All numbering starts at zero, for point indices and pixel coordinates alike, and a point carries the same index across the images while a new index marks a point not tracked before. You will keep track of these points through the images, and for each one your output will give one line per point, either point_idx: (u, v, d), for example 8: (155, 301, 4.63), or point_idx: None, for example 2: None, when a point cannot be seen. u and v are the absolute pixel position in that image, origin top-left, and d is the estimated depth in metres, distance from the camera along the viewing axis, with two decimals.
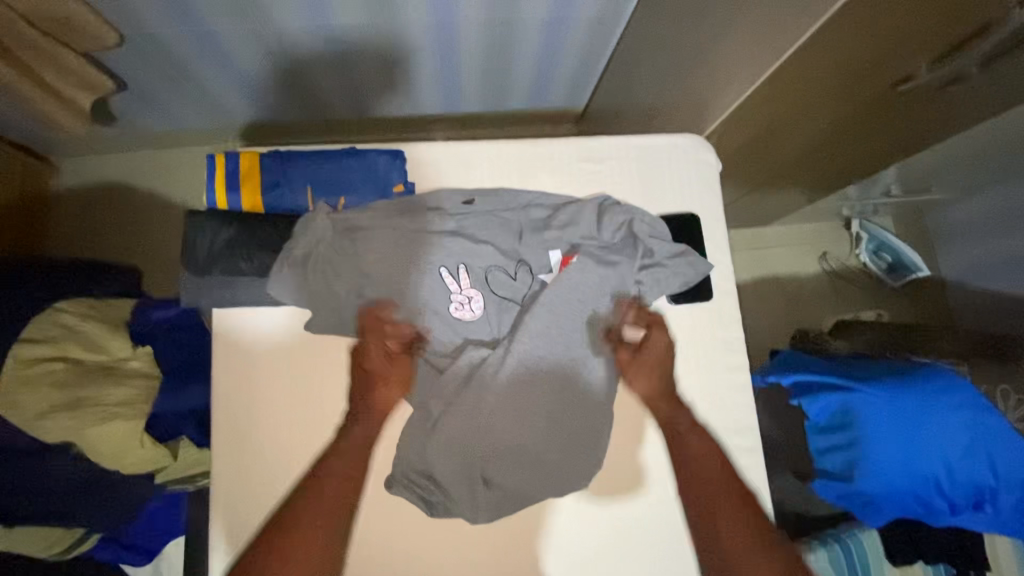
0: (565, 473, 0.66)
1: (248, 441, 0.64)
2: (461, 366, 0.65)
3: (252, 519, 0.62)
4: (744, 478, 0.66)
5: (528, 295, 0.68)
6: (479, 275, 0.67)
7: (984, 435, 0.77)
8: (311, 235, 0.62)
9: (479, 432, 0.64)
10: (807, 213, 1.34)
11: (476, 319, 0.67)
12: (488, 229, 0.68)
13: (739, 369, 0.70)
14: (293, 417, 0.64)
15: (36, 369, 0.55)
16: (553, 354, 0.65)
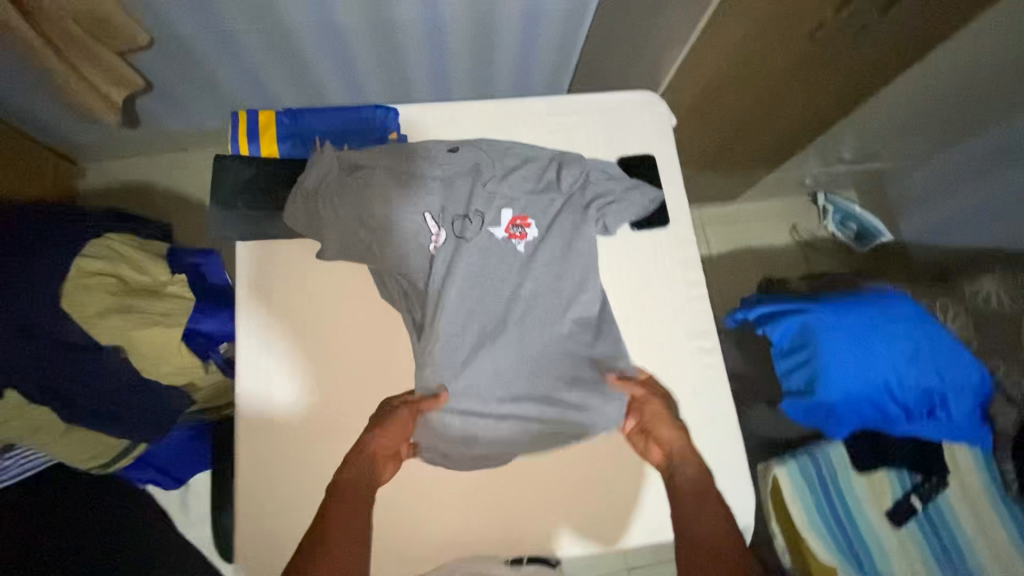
0: (546, 376, 0.74)
1: (268, 352, 0.74)
2: (451, 283, 0.75)
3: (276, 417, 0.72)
4: (696, 376, 0.77)
5: (488, 242, 0.77)
6: (454, 220, 0.77)
7: (926, 343, 0.87)
8: (319, 169, 0.74)
9: (471, 339, 0.74)
10: (772, 184, 1.46)
11: (457, 250, 0.76)
12: (459, 184, 0.78)
13: (697, 283, 0.80)
14: (308, 331, 0.75)
15: (96, 278, 0.64)
16: (524, 302, 0.75)
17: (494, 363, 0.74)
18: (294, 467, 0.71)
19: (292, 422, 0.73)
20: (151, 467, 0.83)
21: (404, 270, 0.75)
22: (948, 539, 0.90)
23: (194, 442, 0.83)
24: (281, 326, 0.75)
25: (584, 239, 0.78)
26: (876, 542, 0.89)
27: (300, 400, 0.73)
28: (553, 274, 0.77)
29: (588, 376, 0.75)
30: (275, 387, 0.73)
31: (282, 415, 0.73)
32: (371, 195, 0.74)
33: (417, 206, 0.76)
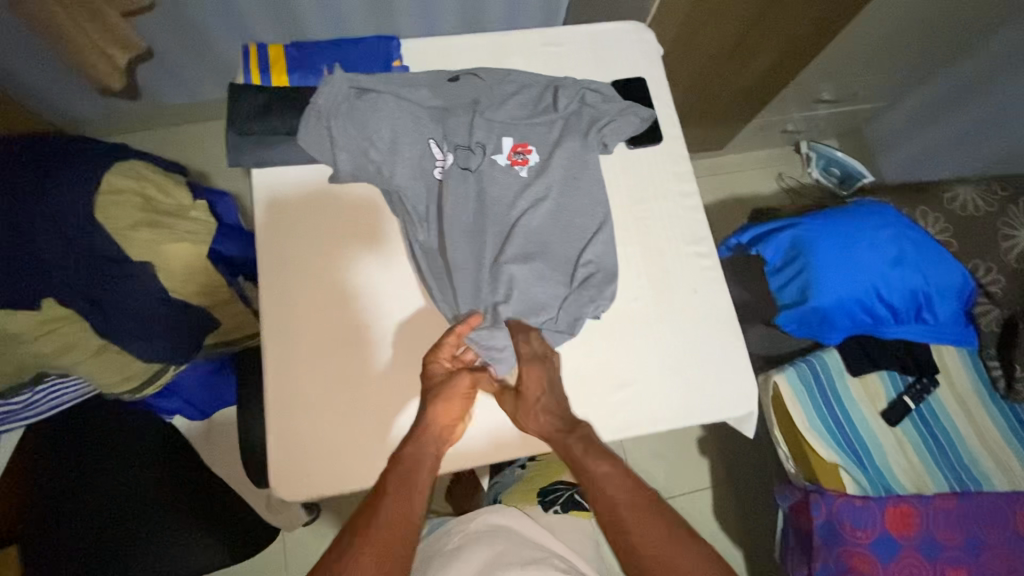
0: (554, 286, 0.77)
1: (287, 278, 0.78)
2: (458, 203, 0.78)
3: (300, 333, 0.77)
4: (696, 276, 0.82)
5: (491, 164, 0.80)
6: (456, 148, 0.80)
7: (910, 246, 0.92)
8: (331, 90, 0.77)
9: (479, 257, 0.77)
10: (756, 132, 1.51)
11: (460, 175, 0.79)
12: (457, 115, 0.81)
13: (690, 194, 0.85)
14: (325, 258, 0.79)
15: (122, 195, 0.67)
16: (532, 219, 0.79)
17: (499, 281, 0.76)
18: (319, 381, 0.75)
19: (314, 340, 0.77)
20: (178, 398, 0.87)
21: (408, 198, 0.78)
22: (940, 432, 0.96)
23: (217, 379, 0.88)
24: (296, 246, 0.79)
25: (586, 157, 0.82)
26: (872, 437, 0.95)
27: (321, 319, 0.77)
28: (557, 195, 0.80)
29: (595, 285, 0.77)
30: (297, 308, 0.78)
31: (303, 335, 0.77)
32: (375, 120, 0.77)
33: (418, 134, 0.79)
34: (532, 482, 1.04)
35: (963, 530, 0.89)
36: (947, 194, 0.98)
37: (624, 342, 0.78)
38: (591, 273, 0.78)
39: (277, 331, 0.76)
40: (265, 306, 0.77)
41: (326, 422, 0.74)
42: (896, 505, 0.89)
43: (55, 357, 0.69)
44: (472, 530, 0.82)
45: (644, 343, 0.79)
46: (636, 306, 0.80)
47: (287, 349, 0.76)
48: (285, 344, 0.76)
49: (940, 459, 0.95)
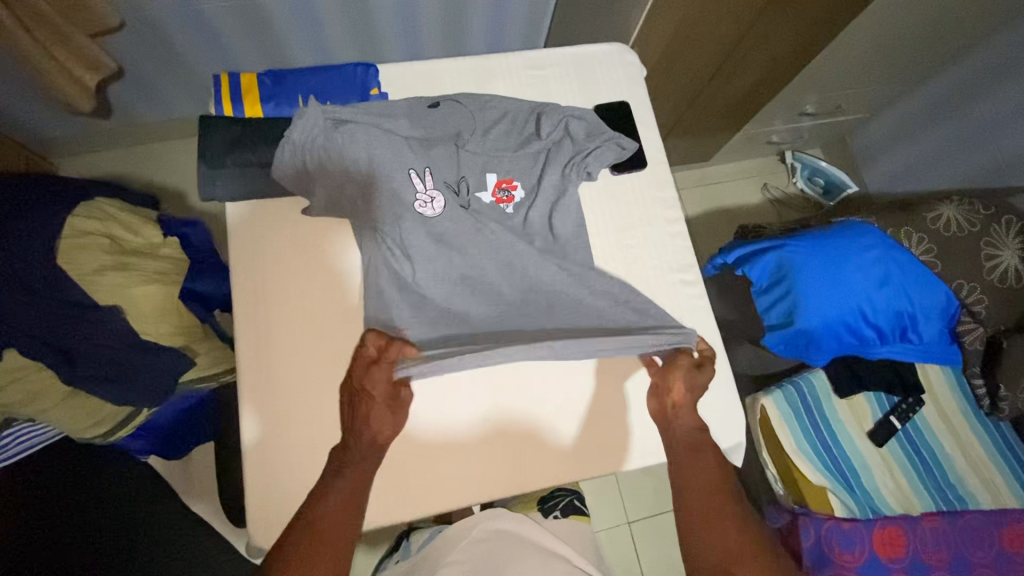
0: (539, 322, 0.75)
1: (264, 316, 0.76)
2: (438, 234, 0.76)
3: (278, 373, 0.74)
4: (683, 305, 0.81)
5: (474, 197, 0.79)
6: (439, 182, 0.78)
7: (896, 267, 0.92)
8: (305, 122, 0.73)
9: (462, 292, 0.76)
10: (742, 143, 1.51)
11: (441, 214, 0.76)
12: (440, 148, 0.80)
13: (676, 220, 0.84)
14: (303, 295, 0.77)
15: (88, 238, 0.64)
16: (519, 254, 0.77)
17: (484, 319, 0.75)
18: (299, 423, 0.73)
19: (292, 380, 0.74)
20: (150, 436, 0.81)
21: (386, 231, 0.75)
22: (928, 452, 0.96)
23: (193, 414, 0.84)
24: (274, 280, 0.77)
25: (571, 188, 0.81)
26: (860, 459, 0.94)
27: (298, 360, 0.75)
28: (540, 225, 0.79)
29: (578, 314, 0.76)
30: (274, 347, 0.75)
31: (281, 374, 0.74)
32: (353, 153, 0.75)
33: (398, 166, 0.76)
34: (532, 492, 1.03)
35: (949, 550, 0.90)
36: (931, 214, 0.97)
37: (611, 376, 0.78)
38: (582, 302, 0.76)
39: (257, 371, 0.74)
40: (242, 345, 0.75)
41: (307, 466, 0.72)
42: (882, 527, 0.89)
43: (21, 406, 0.66)
44: (475, 537, 0.81)
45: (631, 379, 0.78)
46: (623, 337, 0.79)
47: (265, 390, 0.74)
48: (264, 382, 0.74)
49: (928, 479, 0.95)
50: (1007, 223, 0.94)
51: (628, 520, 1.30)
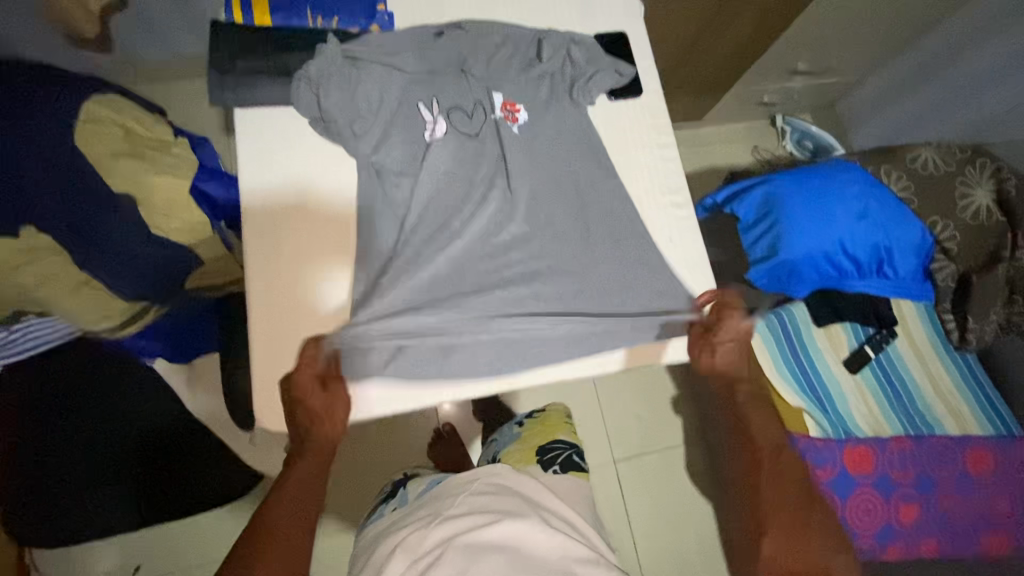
0: (534, 241, 0.79)
1: (268, 219, 0.78)
2: (441, 157, 0.80)
3: (279, 274, 0.77)
4: (674, 223, 0.85)
5: (481, 126, 0.82)
6: (445, 108, 0.81)
7: (875, 203, 0.96)
8: (321, 61, 0.76)
9: (460, 213, 0.79)
10: (735, 103, 1.54)
11: (445, 138, 0.80)
12: (446, 78, 0.83)
13: (669, 146, 0.88)
14: (306, 204, 0.79)
15: (102, 124, 0.66)
16: (517, 181, 0.81)
17: (485, 245, 0.79)
18: (299, 322, 0.75)
19: (294, 282, 0.77)
20: (160, 341, 0.84)
21: (392, 155, 0.79)
22: (899, 381, 1.01)
23: (195, 322, 0.87)
24: (278, 191, 0.79)
25: (569, 112, 0.85)
26: (834, 384, 0.99)
27: (298, 263, 0.77)
28: (534, 151, 0.83)
29: (571, 233, 0.80)
30: (277, 249, 0.77)
31: (281, 273, 0.77)
32: (365, 87, 0.77)
33: (407, 99, 0.80)
34: (530, 439, 0.99)
35: (915, 470, 0.95)
36: (909, 155, 1.02)
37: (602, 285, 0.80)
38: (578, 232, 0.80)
39: (263, 280, 0.76)
40: (249, 249, 0.77)
41: None
42: (853, 446, 0.94)
43: (34, 291, 0.68)
44: (476, 489, 0.77)
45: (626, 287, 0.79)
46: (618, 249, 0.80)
47: (271, 295, 0.76)
48: (271, 290, 0.76)
49: (898, 406, 1.00)
50: (980, 166, 1.00)
51: (615, 461, 1.35)
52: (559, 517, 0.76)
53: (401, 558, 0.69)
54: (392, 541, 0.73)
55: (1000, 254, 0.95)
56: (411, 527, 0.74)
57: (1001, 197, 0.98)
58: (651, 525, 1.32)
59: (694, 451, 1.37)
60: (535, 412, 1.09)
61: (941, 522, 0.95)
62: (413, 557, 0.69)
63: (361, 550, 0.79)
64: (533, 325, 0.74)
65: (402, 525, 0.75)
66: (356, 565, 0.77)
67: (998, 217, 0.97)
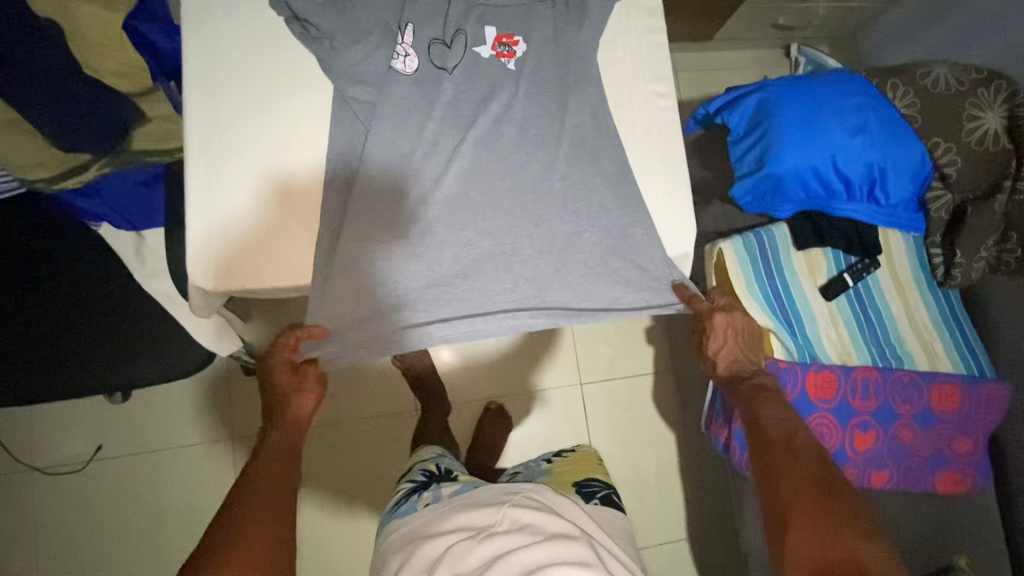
0: (513, 196, 0.73)
1: (217, 95, 0.70)
2: (406, 85, 0.73)
3: (224, 161, 0.69)
4: (653, 120, 0.78)
5: (459, 65, 0.75)
6: (423, 40, 0.75)
7: (875, 118, 0.90)
8: None
9: (432, 154, 0.73)
10: (747, 25, 1.44)
11: (412, 73, 0.74)
12: (430, 4, 0.76)
13: (659, 32, 0.79)
14: (264, 91, 0.71)
15: None
16: (487, 123, 0.74)
17: (461, 199, 0.72)
18: (245, 215, 0.69)
19: (241, 170, 0.69)
20: (102, 203, 0.80)
21: (363, 79, 0.71)
22: (876, 312, 0.98)
23: (146, 192, 0.82)
24: (230, 70, 0.71)
25: (568, 42, 0.77)
26: (808, 311, 0.96)
27: (249, 145, 0.69)
28: (529, 92, 0.76)
29: (543, 159, 0.75)
30: (223, 128, 0.69)
31: (228, 159, 0.69)
32: (354, 15, 0.72)
33: (378, 18, 0.73)
34: (562, 474, 0.92)
35: (878, 399, 0.94)
36: (922, 70, 0.94)
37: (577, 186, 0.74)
38: (561, 141, 0.75)
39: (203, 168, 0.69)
40: (192, 123, 0.69)
41: (250, 255, 0.68)
42: (817, 370, 0.92)
43: None
44: (516, 503, 0.72)
45: (605, 196, 0.74)
46: (587, 163, 0.75)
47: (208, 185, 0.68)
48: (209, 177, 0.68)
49: (872, 337, 0.97)
50: (995, 87, 0.92)
51: (581, 383, 1.34)
52: (613, 556, 0.69)
53: (445, 571, 0.64)
54: (435, 548, 0.68)
55: (1000, 186, 0.90)
56: (453, 536, 0.68)
57: (1012, 123, 0.90)
58: (613, 451, 1.33)
59: (662, 380, 1.36)
60: (564, 451, 1.04)
61: (897, 452, 0.94)
62: (458, 573, 0.64)
63: (392, 550, 0.74)
64: (497, 275, 0.72)
65: (443, 534, 0.69)
66: (385, 568, 0.71)
67: (1003, 142, 0.90)
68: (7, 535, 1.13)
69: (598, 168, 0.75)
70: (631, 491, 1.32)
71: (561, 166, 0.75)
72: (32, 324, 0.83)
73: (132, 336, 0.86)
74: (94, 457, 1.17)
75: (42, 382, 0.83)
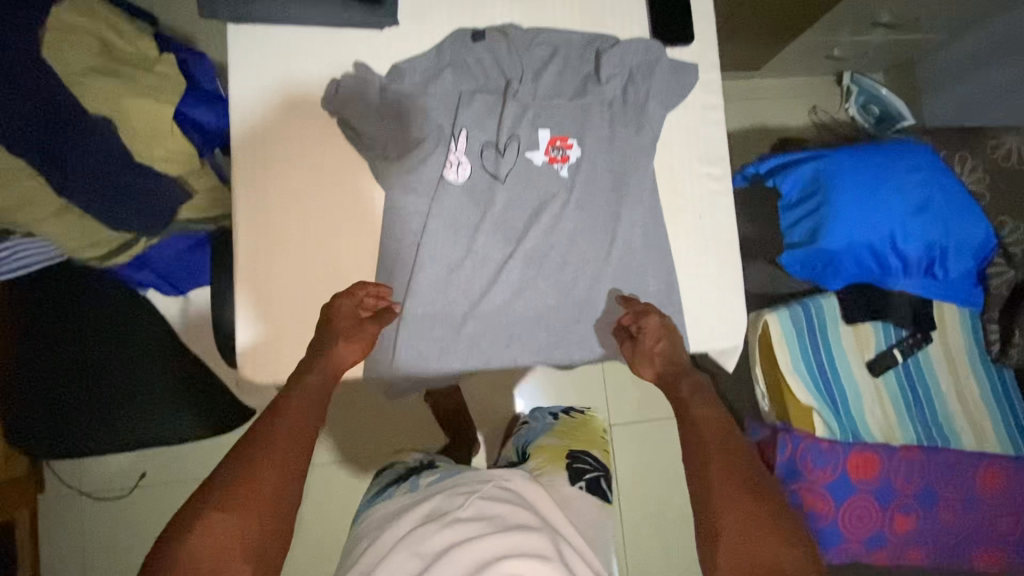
0: (563, 308, 0.72)
1: (265, 188, 0.69)
2: (453, 195, 0.71)
3: (275, 261, 0.69)
4: (705, 207, 0.75)
5: (512, 172, 0.72)
6: (476, 145, 0.71)
7: (938, 194, 0.85)
8: (361, 81, 0.69)
9: (481, 267, 0.71)
10: (797, 54, 1.36)
11: (462, 183, 0.71)
12: (485, 103, 0.72)
13: (715, 109, 0.76)
14: (312, 190, 0.70)
15: (75, 36, 0.60)
16: (537, 235, 0.72)
17: (509, 313, 0.71)
18: (298, 312, 0.69)
19: (293, 266, 0.69)
20: (152, 272, 0.83)
21: (410, 189, 0.70)
22: (924, 389, 0.94)
23: (191, 258, 0.84)
24: (274, 160, 0.69)
25: (621, 144, 0.73)
26: (853, 387, 0.93)
27: (299, 242, 0.69)
28: (581, 199, 0.72)
29: (596, 264, 0.72)
30: (271, 223, 0.69)
31: (282, 258, 0.69)
32: (408, 118, 0.69)
33: (431, 121, 0.70)
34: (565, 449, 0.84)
35: (920, 481, 0.91)
36: (993, 141, 0.91)
37: (627, 282, 0.72)
38: (611, 250, 0.72)
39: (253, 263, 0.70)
40: (239, 217, 0.68)
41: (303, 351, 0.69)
42: (859, 452, 0.90)
43: (14, 212, 0.64)
44: (488, 492, 0.62)
45: (657, 294, 0.73)
46: (637, 260, 0.73)
47: (256, 282, 0.69)
48: (256, 274, 0.69)
49: (918, 414, 0.94)
50: None
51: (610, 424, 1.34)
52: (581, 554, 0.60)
53: (399, 550, 0.56)
54: (394, 534, 0.59)
55: None
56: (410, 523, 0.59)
57: None
58: (639, 494, 1.33)
59: None
60: (572, 412, 0.99)
61: (937, 534, 0.92)
62: (414, 554, 0.56)
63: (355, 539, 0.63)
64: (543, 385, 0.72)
65: (404, 521, 0.60)
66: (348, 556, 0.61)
67: None
68: (59, 556, 1.19)
69: (647, 264, 0.73)
70: (654, 532, 1.33)
71: (607, 261, 0.72)
72: (74, 383, 0.83)
73: (171, 384, 0.87)
74: (139, 483, 1.22)
75: (94, 436, 0.84)
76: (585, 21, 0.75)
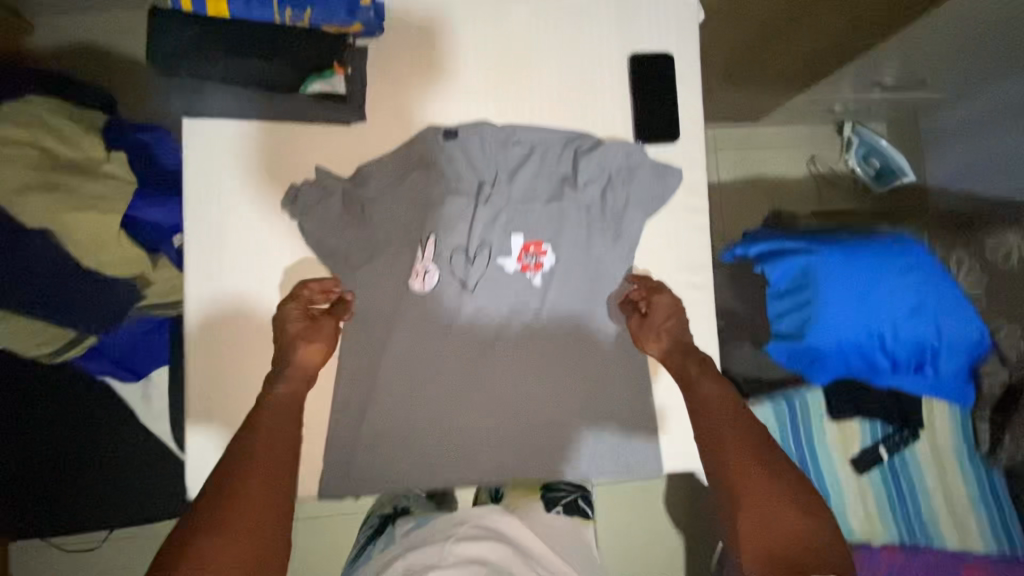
0: (534, 423, 0.68)
1: (227, 295, 0.67)
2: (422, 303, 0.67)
3: (233, 371, 0.66)
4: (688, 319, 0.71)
5: (482, 279, 0.69)
6: (445, 251, 0.68)
7: (932, 296, 0.81)
8: (322, 190, 0.66)
9: (449, 378, 0.68)
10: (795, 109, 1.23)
11: (428, 292, 0.67)
12: (455, 206, 0.68)
13: (700, 212, 0.72)
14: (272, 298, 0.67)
15: (12, 150, 0.60)
16: (509, 345, 0.68)
17: (475, 427, 0.68)
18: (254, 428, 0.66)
19: (250, 378, 0.66)
20: (106, 358, 0.79)
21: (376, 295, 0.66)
22: (909, 488, 0.92)
23: (149, 339, 0.80)
24: (237, 264, 0.67)
25: (597, 250, 0.70)
26: (835, 484, 0.91)
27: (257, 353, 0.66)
28: (555, 307, 0.69)
29: (570, 376, 0.69)
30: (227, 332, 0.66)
31: (242, 371, 0.66)
32: (374, 225, 0.67)
33: (399, 226, 0.67)
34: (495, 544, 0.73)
35: None
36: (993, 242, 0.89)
37: (601, 401, 0.69)
38: (587, 363, 0.69)
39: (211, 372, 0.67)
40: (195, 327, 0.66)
41: None
42: None
43: None
44: (463, 536, 0.63)
45: (632, 416, 0.70)
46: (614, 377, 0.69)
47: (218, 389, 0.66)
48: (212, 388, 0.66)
49: (902, 514, 0.91)
50: None
51: None
52: None
53: None
54: None
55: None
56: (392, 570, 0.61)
57: None
58: None
59: None
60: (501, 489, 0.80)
61: None
62: None
63: None
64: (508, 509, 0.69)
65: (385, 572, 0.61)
66: None
67: None
68: None
69: (623, 379, 0.69)
70: None
71: (583, 375, 0.69)
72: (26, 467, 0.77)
73: (130, 469, 0.81)
74: None
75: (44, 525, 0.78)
76: (567, 119, 0.72)
